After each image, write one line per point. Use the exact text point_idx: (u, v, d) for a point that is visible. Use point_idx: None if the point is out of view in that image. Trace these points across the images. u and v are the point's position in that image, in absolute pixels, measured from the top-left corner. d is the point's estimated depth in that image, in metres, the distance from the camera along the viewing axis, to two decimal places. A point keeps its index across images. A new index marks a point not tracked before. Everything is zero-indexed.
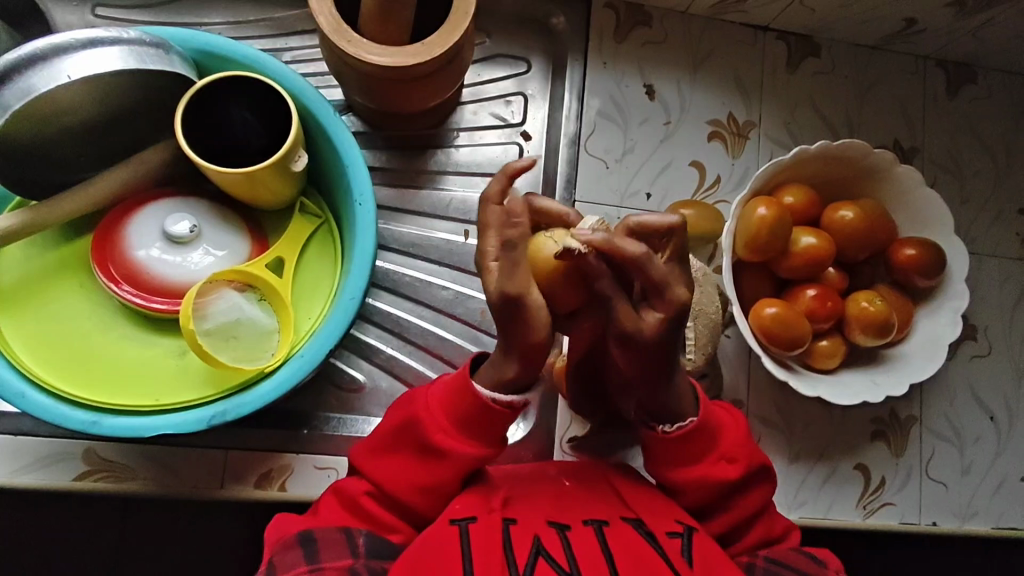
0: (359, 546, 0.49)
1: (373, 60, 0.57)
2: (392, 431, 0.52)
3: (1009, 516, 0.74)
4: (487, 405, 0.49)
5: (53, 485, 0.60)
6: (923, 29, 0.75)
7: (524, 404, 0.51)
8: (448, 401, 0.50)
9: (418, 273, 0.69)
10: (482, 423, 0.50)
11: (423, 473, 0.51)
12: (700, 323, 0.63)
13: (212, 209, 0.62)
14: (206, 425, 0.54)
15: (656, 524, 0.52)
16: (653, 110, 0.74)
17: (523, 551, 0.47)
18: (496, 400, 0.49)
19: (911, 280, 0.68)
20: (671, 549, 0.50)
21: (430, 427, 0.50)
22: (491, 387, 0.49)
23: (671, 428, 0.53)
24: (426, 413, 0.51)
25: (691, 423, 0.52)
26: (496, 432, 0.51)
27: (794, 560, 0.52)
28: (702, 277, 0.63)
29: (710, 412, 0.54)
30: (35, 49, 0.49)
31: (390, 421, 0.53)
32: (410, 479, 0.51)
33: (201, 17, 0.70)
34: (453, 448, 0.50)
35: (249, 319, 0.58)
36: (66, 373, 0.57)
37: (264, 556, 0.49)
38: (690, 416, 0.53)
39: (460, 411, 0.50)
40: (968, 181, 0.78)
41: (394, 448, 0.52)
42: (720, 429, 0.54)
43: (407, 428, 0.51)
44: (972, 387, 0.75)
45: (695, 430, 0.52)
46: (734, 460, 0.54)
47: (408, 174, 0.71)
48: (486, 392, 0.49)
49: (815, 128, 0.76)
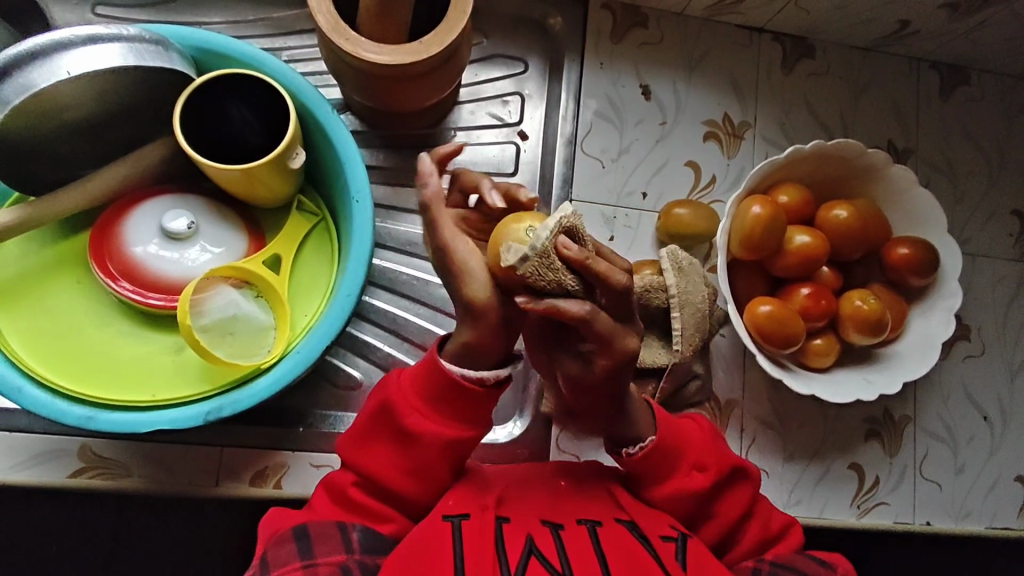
0: (354, 541, 0.49)
1: (369, 58, 0.57)
2: (371, 419, 0.52)
3: (1002, 516, 0.74)
4: (459, 382, 0.48)
5: (48, 481, 0.60)
6: (917, 31, 0.76)
7: (499, 379, 0.49)
8: (419, 381, 0.50)
9: (415, 272, 0.69)
10: (455, 403, 0.49)
11: (402, 458, 0.51)
12: (687, 311, 0.62)
13: (210, 206, 0.62)
14: (202, 421, 0.54)
15: (651, 528, 0.52)
16: (648, 110, 0.74)
17: (515, 550, 0.48)
18: (466, 377, 0.48)
19: (904, 279, 0.69)
20: (665, 553, 0.50)
21: (403, 410, 0.50)
22: (460, 363, 0.48)
23: (634, 450, 0.53)
24: (398, 397, 0.50)
25: (649, 443, 0.53)
26: (475, 411, 0.50)
27: (794, 561, 0.52)
28: (685, 264, 0.62)
29: (667, 427, 0.54)
30: (35, 44, 0.49)
31: (368, 407, 0.52)
32: (392, 465, 0.51)
33: (199, 16, 0.70)
34: (430, 430, 0.50)
35: (246, 315, 0.58)
36: (62, 368, 0.57)
37: (259, 548, 0.49)
38: (649, 435, 0.53)
39: (431, 391, 0.49)
40: (961, 181, 0.79)
41: (374, 436, 0.52)
42: (683, 443, 0.55)
43: (384, 412, 0.51)
44: (965, 387, 0.75)
45: (656, 449, 0.53)
46: (704, 468, 0.55)
47: (404, 173, 0.71)
48: (454, 369, 0.48)
49: (809, 129, 0.77)
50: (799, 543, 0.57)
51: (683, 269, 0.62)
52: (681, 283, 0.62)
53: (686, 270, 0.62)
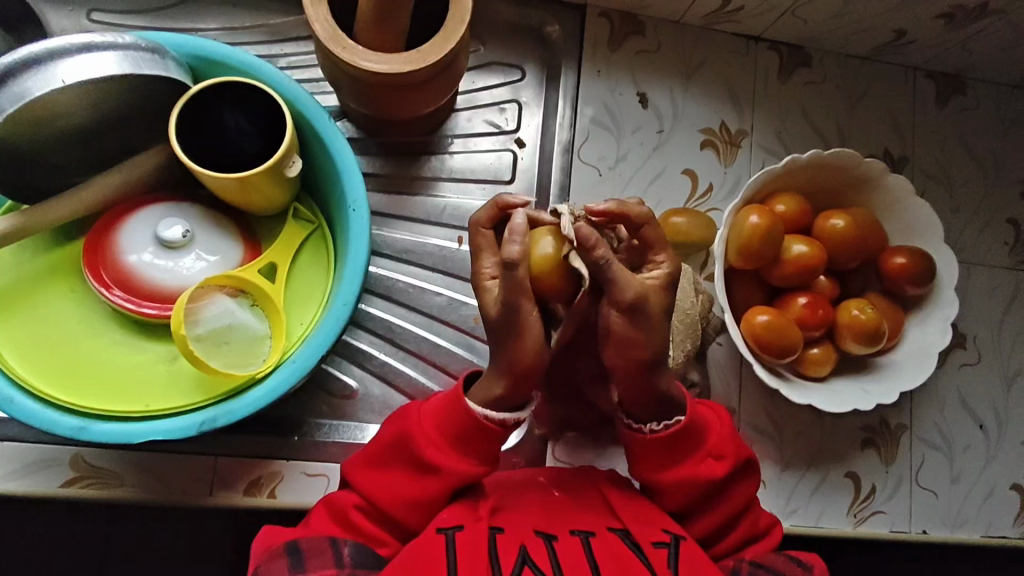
0: (345, 556, 0.48)
1: (367, 67, 0.57)
2: (385, 444, 0.52)
3: (998, 525, 0.74)
4: (479, 422, 0.50)
5: (40, 491, 0.59)
6: (913, 41, 0.76)
7: (517, 423, 0.51)
8: (442, 417, 0.51)
9: (411, 280, 0.69)
10: (474, 440, 0.50)
11: (414, 488, 0.51)
12: (677, 318, 0.63)
13: (206, 215, 0.62)
14: (195, 431, 0.54)
15: (643, 533, 0.52)
16: (645, 118, 0.74)
17: (509, 560, 0.47)
18: (488, 417, 0.50)
19: (901, 288, 0.69)
20: (656, 559, 0.49)
21: (421, 442, 0.51)
22: (484, 405, 0.50)
23: (657, 427, 0.53)
24: (416, 426, 0.51)
25: (677, 422, 0.53)
26: (491, 450, 0.51)
27: (777, 564, 0.52)
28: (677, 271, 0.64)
29: (695, 411, 0.54)
30: (30, 53, 0.49)
31: (382, 437, 0.53)
32: (401, 494, 0.51)
33: (196, 23, 0.70)
34: (445, 463, 0.50)
35: (241, 324, 0.58)
36: (57, 377, 0.56)
37: (252, 564, 0.48)
38: (677, 415, 0.53)
39: (452, 428, 0.50)
40: (957, 190, 0.79)
41: (387, 463, 0.52)
42: (704, 428, 0.55)
43: (399, 443, 0.52)
44: (961, 396, 0.75)
45: (681, 430, 0.53)
46: (721, 457, 0.55)
47: (400, 181, 0.71)
48: (477, 409, 0.50)
49: (806, 138, 0.77)
50: (776, 543, 0.57)
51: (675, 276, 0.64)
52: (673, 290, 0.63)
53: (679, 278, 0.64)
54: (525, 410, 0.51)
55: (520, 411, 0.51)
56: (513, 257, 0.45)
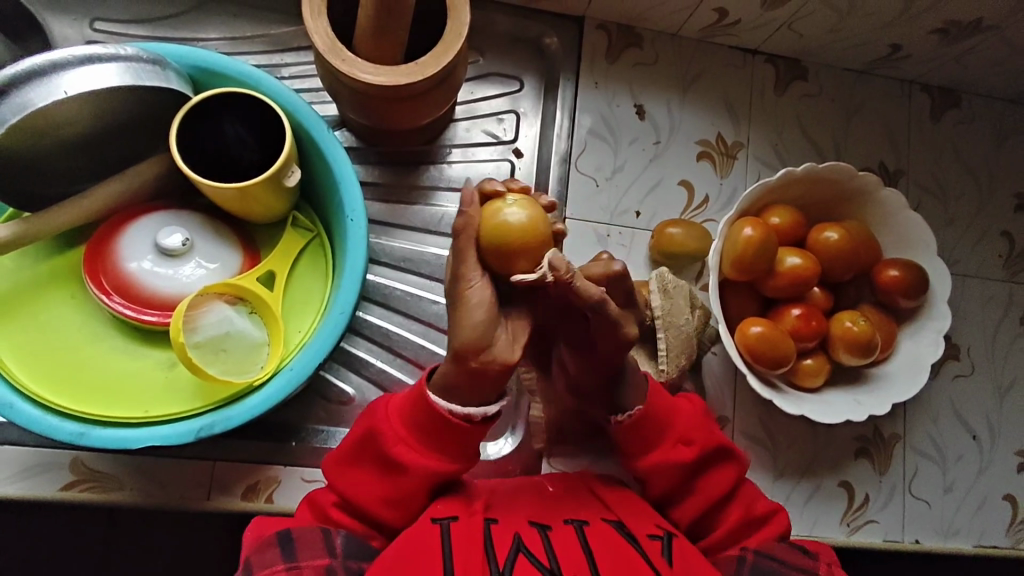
0: (337, 546, 0.49)
1: (364, 79, 0.58)
2: (356, 443, 0.52)
3: (990, 535, 0.75)
4: (444, 418, 0.49)
5: (37, 495, 0.60)
6: (908, 55, 0.77)
7: (485, 416, 0.50)
8: (409, 413, 0.50)
9: (409, 287, 0.70)
10: (443, 437, 0.50)
11: (388, 486, 0.51)
12: (670, 333, 0.64)
13: (205, 223, 0.63)
14: (192, 437, 0.54)
15: (637, 527, 0.52)
16: (642, 129, 0.75)
17: (503, 549, 0.48)
18: (453, 412, 0.49)
19: (894, 301, 0.69)
20: (651, 551, 0.50)
21: (389, 439, 0.50)
22: (447, 399, 0.49)
23: (622, 417, 0.55)
24: (385, 423, 0.51)
25: (637, 412, 0.55)
26: (462, 444, 0.51)
27: (780, 551, 0.53)
28: (671, 287, 0.65)
29: (657, 398, 0.56)
30: (34, 65, 0.50)
31: (356, 431, 0.53)
32: (375, 490, 0.51)
33: (198, 33, 0.71)
34: (413, 460, 0.50)
35: (239, 332, 0.59)
36: (56, 383, 0.57)
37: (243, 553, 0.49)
38: (637, 404, 0.55)
39: (419, 424, 0.50)
40: (951, 202, 0.79)
41: (363, 460, 0.52)
42: (670, 414, 0.56)
43: (370, 439, 0.51)
44: (955, 407, 0.76)
45: (642, 417, 0.55)
46: (690, 442, 0.56)
47: (399, 190, 0.71)
48: (441, 404, 0.49)
49: (802, 150, 0.77)
50: (781, 530, 0.56)
51: (669, 291, 0.65)
52: (665, 305, 0.64)
53: (672, 293, 0.65)
54: (495, 403, 0.50)
55: (489, 404, 0.50)
56: (457, 228, 0.44)
